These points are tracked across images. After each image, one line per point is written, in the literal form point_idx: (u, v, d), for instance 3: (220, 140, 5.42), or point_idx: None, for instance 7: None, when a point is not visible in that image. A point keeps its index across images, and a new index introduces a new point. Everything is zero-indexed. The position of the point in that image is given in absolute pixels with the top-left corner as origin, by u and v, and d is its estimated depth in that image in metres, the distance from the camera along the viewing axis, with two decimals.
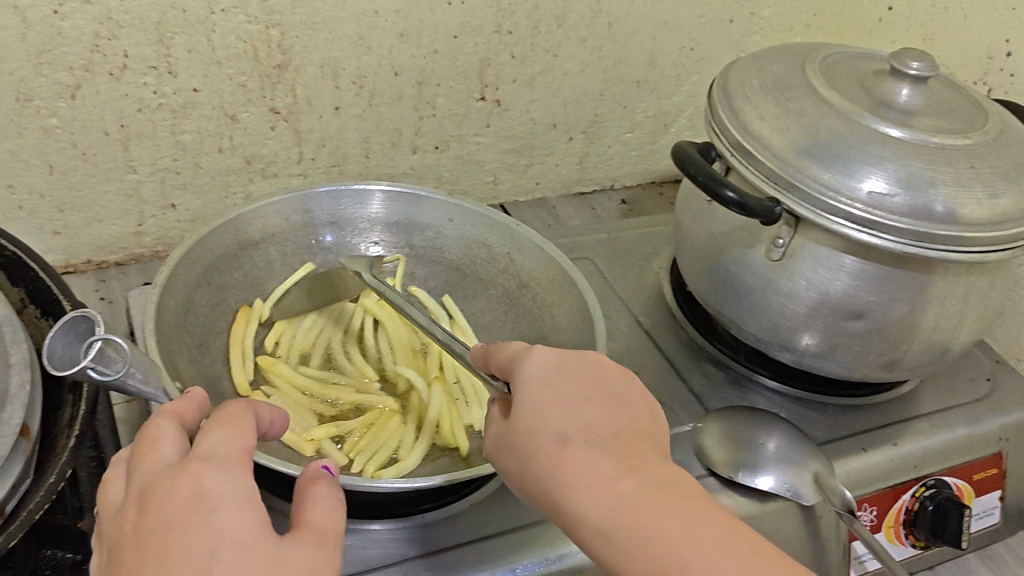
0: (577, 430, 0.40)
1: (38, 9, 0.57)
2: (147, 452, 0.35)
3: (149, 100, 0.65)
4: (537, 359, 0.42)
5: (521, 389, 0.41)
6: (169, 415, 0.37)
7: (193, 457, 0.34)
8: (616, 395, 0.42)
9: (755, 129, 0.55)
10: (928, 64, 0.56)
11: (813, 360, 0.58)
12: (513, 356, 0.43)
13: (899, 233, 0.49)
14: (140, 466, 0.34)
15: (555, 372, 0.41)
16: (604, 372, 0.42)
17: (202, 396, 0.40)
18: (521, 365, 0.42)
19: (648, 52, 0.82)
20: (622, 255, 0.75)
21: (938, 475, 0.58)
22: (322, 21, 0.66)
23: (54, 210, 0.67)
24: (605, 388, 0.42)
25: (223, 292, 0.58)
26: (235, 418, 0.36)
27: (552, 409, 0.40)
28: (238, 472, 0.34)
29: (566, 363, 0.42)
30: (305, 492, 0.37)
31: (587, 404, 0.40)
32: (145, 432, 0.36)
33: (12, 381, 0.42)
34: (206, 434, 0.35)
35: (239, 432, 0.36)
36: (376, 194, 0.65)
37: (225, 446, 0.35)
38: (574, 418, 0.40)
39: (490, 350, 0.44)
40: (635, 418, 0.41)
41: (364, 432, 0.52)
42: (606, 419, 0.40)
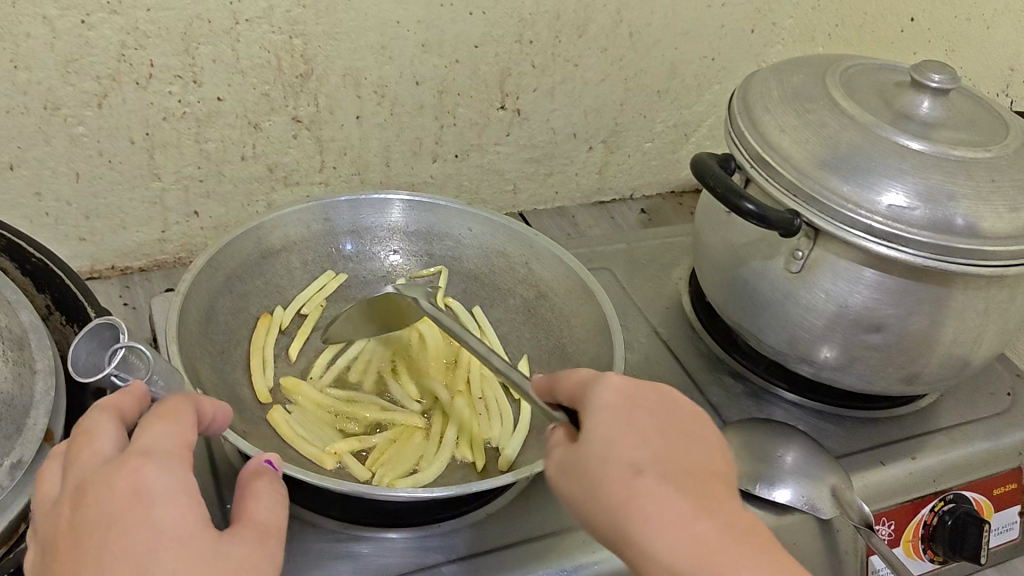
0: (652, 461, 0.38)
1: (66, 20, 0.58)
2: (84, 447, 0.35)
3: (174, 109, 0.65)
4: (613, 388, 0.40)
5: (594, 415, 0.39)
6: (109, 409, 0.37)
7: (132, 452, 0.34)
8: (691, 432, 0.40)
9: (774, 141, 0.54)
10: (949, 76, 0.56)
11: (832, 373, 0.58)
12: (585, 384, 0.41)
13: (919, 246, 0.49)
14: (77, 460, 0.34)
15: (632, 402, 0.40)
16: (679, 410, 0.41)
17: (144, 389, 0.39)
18: (595, 392, 0.40)
19: (669, 61, 0.82)
20: (641, 265, 0.75)
21: (956, 490, 0.57)
22: (345, 31, 0.67)
23: (80, 217, 0.69)
24: (680, 424, 0.40)
25: (244, 299, 0.59)
26: (176, 411, 0.37)
27: (626, 437, 0.38)
28: (176, 467, 0.34)
29: (641, 394, 0.41)
30: (246, 487, 0.37)
31: (662, 436, 0.39)
32: (84, 426, 0.36)
33: (37, 387, 0.43)
34: (146, 428, 0.35)
35: (179, 426, 0.36)
36: (396, 203, 0.65)
37: (166, 440, 0.35)
38: (651, 450, 0.38)
39: (557, 376, 0.43)
40: (708, 457, 0.39)
41: (387, 446, 0.53)
42: (681, 454, 0.38)
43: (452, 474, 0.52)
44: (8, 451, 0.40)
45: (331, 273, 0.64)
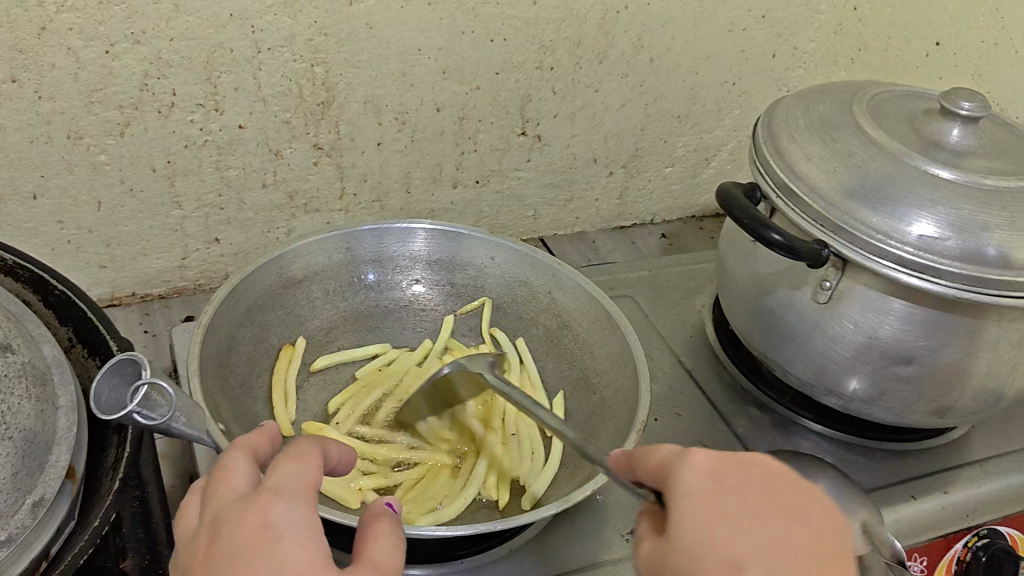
0: (753, 554, 0.31)
1: (89, 50, 0.58)
2: (219, 483, 0.34)
3: (196, 137, 0.65)
4: (692, 467, 0.34)
5: (678, 504, 0.33)
6: (241, 447, 0.36)
7: (262, 489, 0.33)
8: (800, 508, 0.33)
9: (801, 170, 0.54)
10: (980, 104, 0.55)
11: (860, 405, 0.57)
12: (667, 462, 0.35)
13: (952, 277, 0.48)
14: (212, 494, 0.33)
15: (720, 482, 0.34)
16: (786, 479, 0.34)
17: (274, 430, 0.39)
18: (675, 474, 0.34)
19: (690, 87, 0.81)
20: (664, 293, 0.74)
21: (988, 526, 0.57)
22: (367, 59, 0.67)
23: (101, 244, 0.69)
24: (785, 498, 0.33)
25: (266, 330, 0.58)
26: (304, 451, 0.35)
27: (720, 528, 0.32)
28: (304, 507, 0.32)
29: (734, 468, 0.34)
30: (365, 527, 0.35)
31: (760, 520, 0.32)
32: (220, 463, 0.35)
33: (60, 423, 0.43)
34: (276, 468, 0.34)
35: (309, 467, 0.34)
36: (419, 233, 0.65)
37: (293, 480, 0.33)
38: (745, 541, 0.31)
39: (638, 455, 0.37)
40: (823, 534, 0.32)
41: (413, 486, 0.52)
42: (788, 538, 0.31)
43: (474, 514, 0.52)
44: (31, 488, 0.40)
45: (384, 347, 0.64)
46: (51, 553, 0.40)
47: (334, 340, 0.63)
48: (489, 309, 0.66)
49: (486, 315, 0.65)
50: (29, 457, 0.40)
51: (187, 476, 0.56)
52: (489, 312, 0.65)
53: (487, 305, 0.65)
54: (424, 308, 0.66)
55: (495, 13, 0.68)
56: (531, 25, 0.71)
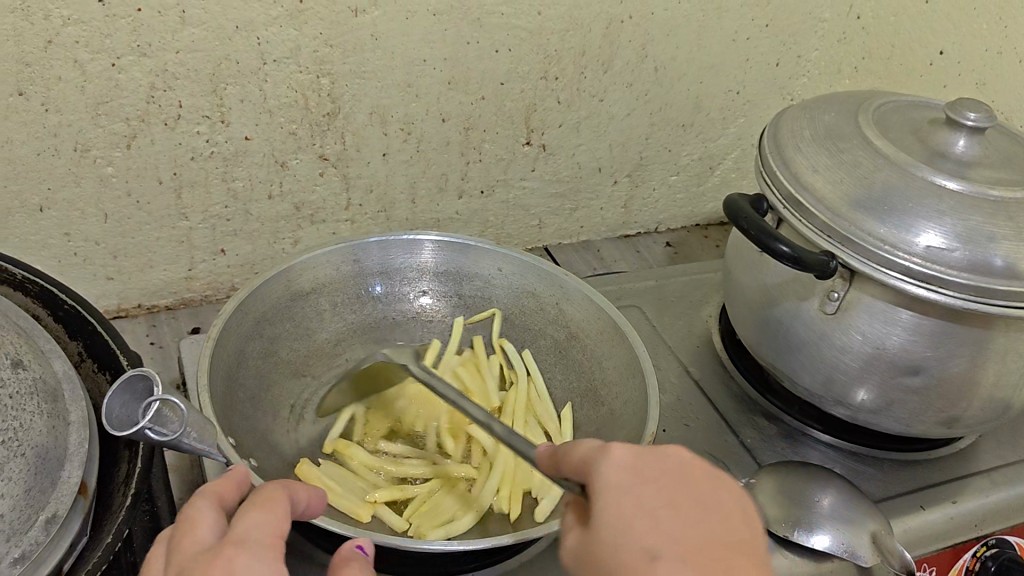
0: (668, 543, 0.31)
1: (97, 63, 0.58)
2: (185, 534, 0.34)
3: (202, 149, 0.66)
4: (613, 460, 0.34)
5: (598, 497, 0.33)
6: (208, 495, 0.36)
7: (227, 541, 0.33)
8: (710, 500, 0.33)
9: (808, 182, 0.54)
10: (986, 115, 0.55)
11: (868, 415, 0.57)
12: (587, 455, 0.35)
13: (960, 288, 0.48)
14: (178, 546, 0.34)
15: (638, 474, 0.34)
16: (696, 473, 0.34)
17: (242, 474, 0.39)
18: (595, 466, 0.34)
19: (694, 95, 0.82)
20: (671, 302, 0.74)
21: (998, 534, 0.57)
22: (373, 70, 0.67)
23: (108, 256, 0.69)
24: (696, 492, 0.33)
25: (274, 343, 0.59)
26: (271, 500, 0.36)
27: (638, 519, 0.32)
28: (270, 557, 0.33)
29: (652, 461, 0.34)
30: None
31: (673, 512, 0.32)
32: (186, 513, 0.35)
33: (71, 439, 0.43)
34: (243, 517, 0.34)
35: (276, 516, 0.35)
36: (426, 244, 0.65)
37: (259, 530, 0.34)
38: (661, 531, 0.32)
39: (559, 449, 0.37)
40: (730, 523, 0.33)
41: (426, 500, 0.52)
42: (702, 529, 0.32)
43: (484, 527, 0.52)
44: (43, 505, 0.40)
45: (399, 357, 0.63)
46: (64, 570, 0.40)
47: (341, 352, 0.63)
48: (498, 321, 0.66)
49: (495, 326, 0.65)
50: (40, 474, 0.40)
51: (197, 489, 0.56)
52: (498, 324, 0.65)
53: (498, 316, 0.65)
54: (430, 319, 0.67)
55: (500, 23, 0.69)
56: (536, 35, 0.71)
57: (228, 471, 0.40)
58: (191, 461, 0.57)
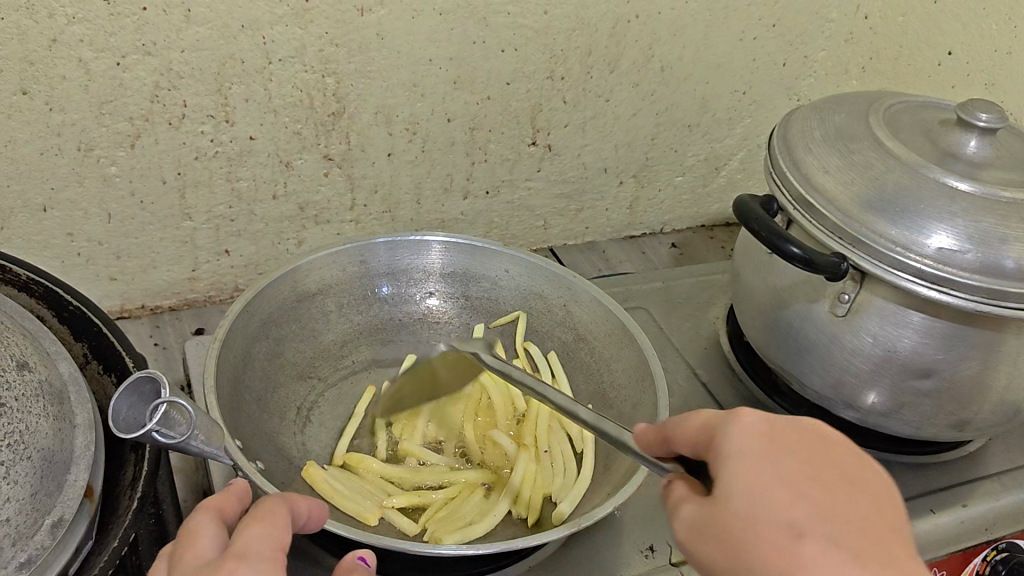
0: (811, 514, 0.30)
1: (102, 62, 0.58)
2: (185, 547, 0.34)
3: (207, 148, 0.65)
4: (746, 427, 0.33)
5: (726, 463, 0.32)
6: (208, 509, 0.36)
7: (227, 554, 0.33)
8: (851, 475, 0.32)
9: (819, 183, 0.53)
10: (998, 115, 0.55)
11: (877, 418, 0.57)
12: (711, 424, 0.35)
13: (972, 290, 0.48)
14: (179, 561, 0.33)
15: (772, 442, 0.32)
16: (834, 447, 0.33)
17: (241, 488, 0.39)
18: (725, 434, 0.33)
19: (700, 96, 0.81)
20: (678, 304, 0.74)
21: (1009, 538, 0.57)
22: (378, 70, 0.66)
23: (111, 257, 0.68)
24: (835, 466, 0.32)
25: (280, 344, 0.58)
26: (270, 511, 0.36)
27: (774, 487, 0.31)
28: (271, 569, 0.32)
29: (785, 432, 0.33)
30: None
31: (813, 483, 0.31)
32: (186, 528, 0.35)
33: (77, 442, 0.42)
34: (242, 530, 0.34)
35: (275, 528, 0.35)
36: (434, 245, 0.64)
37: (260, 542, 0.34)
38: (802, 501, 0.30)
39: (671, 426, 0.37)
40: (874, 498, 0.31)
41: (446, 504, 0.52)
42: (846, 502, 0.30)
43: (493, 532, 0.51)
44: (49, 508, 0.39)
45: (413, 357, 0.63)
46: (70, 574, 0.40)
47: (348, 354, 0.63)
48: (524, 324, 0.65)
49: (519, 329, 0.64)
50: (46, 477, 0.40)
51: (202, 492, 0.55)
52: (523, 326, 0.65)
53: (523, 318, 0.64)
54: (438, 320, 0.66)
55: (507, 23, 0.68)
56: (542, 35, 0.70)
57: (230, 486, 0.40)
58: (197, 463, 0.57)
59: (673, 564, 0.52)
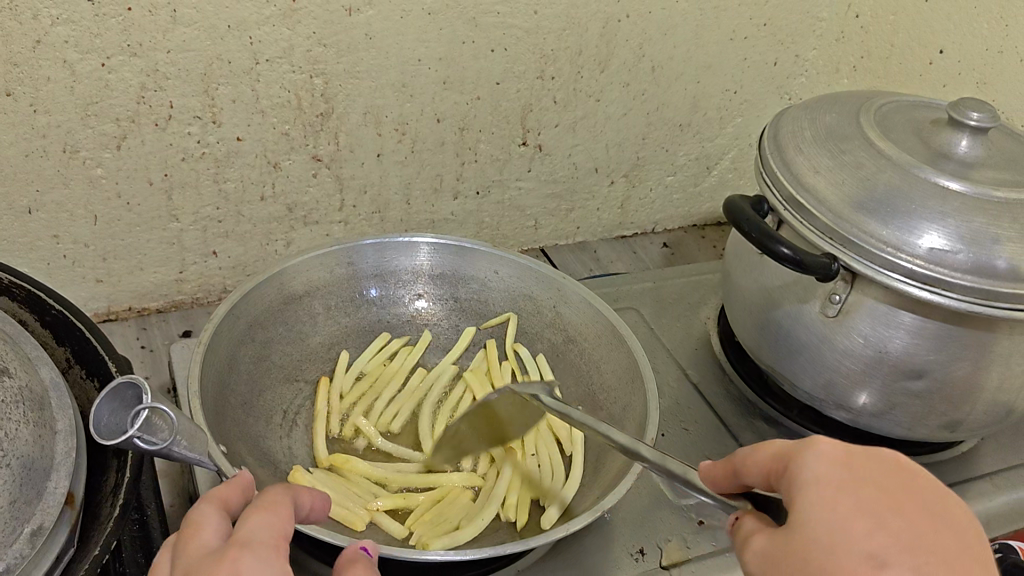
0: (897, 550, 0.28)
1: (86, 63, 0.57)
2: (190, 537, 0.33)
3: (193, 150, 0.64)
4: (822, 455, 0.32)
5: (805, 494, 0.31)
6: (213, 500, 0.35)
7: (231, 544, 0.32)
8: (932, 506, 0.30)
9: (809, 183, 0.53)
10: (989, 114, 0.54)
11: (869, 419, 0.57)
12: (785, 452, 0.33)
13: (963, 290, 0.48)
14: (180, 551, 0.33)
15: (852, 472, 0.31)
16: (912, 476, 0.32)
17: (247, 478, 0.38)
18: (801, 460, 0.32)
19: (691, 95, 0.81)
20: (668, 304, 0.73)
21: (1001, 539, 0.56)
22: (366, 69, 0.66)
23: (98, 259, 0.68)
24: (917, 498, 0.31)
25: (267, 347, 0.58)
26: (273, 502, 0.35)
27: (858, 520, 0.29)
28: (273, 560, 0.31)
29: (866, 462, 0.32)
30: None
31: (899, 517, 0.30)
32: (190, 517, 0.34)
33: (58, 449, 0.42)
34: (246, 519, 0.33)
35: (279, 518, 0.34)
36: (422, 247, 0.64)
37: (263, 531, 0.33)
38: (887, 535, 0.29)
39: (738, 456, 0.35)
40: (952, 534, 0.30)
41: (431, 507, 0.51)
42: (926, 540, 0.29)
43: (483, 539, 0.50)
44: (29, 516, 0.39)
45: (387, 336, 0.64)
46: None
47: (336, 356, 0.62)
48: (514, 326, 0.64)
49: (513, 330, 0.64)
50: (26, 485, 0.39)
51: (189, 497, 0.55)
52: (513, 328, 0.64)
53: (514, 319, 0.64)
54: (426, 322, 0.66)
55: (496, 23, 0.68)
56: (532, 34, 0.70)
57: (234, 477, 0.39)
58: (183, 467, 0.56)
59: (664, 567, 0.51)
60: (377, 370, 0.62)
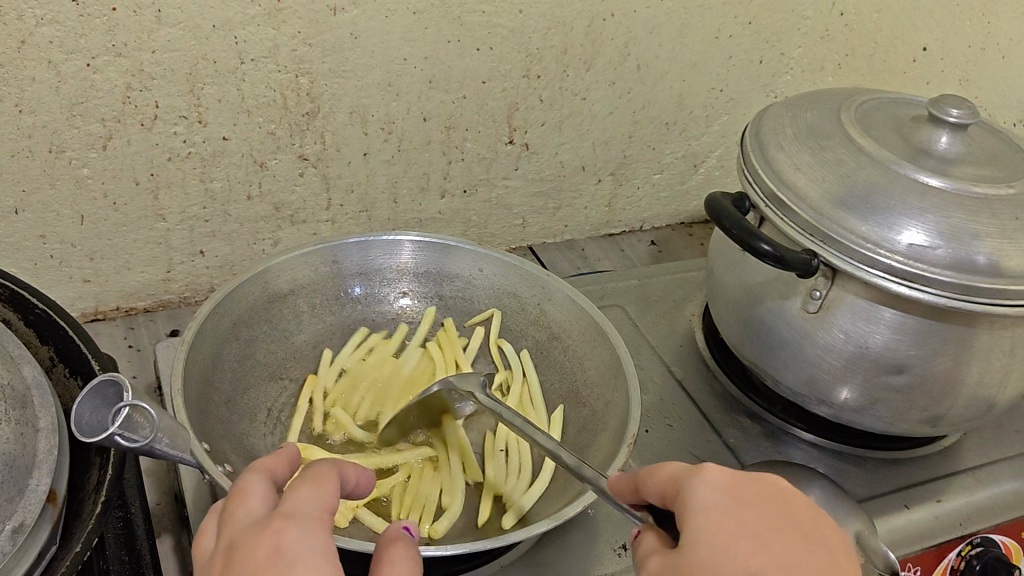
0: (773, 568, 0.31)
1: (71, 63, 0.57)
2: (236, 506, 0.33)
3: (179, 149, 0.65)
4: (709, 481, 0.34)
5: (694, 518, 0.33)
6: (259, 471, 0.35)
7: (277, 514, 0.32)
8: (805, 527, 0.33)
9: (789, 179, 0.53)
10: (969, 111, 0.55)
11: (851, 414, 0.57)
12: (677, 477, 0.35)
13: (942, 286, 0.48)
14: (227, 519, 0.33)
15: (732, 496, 0.34)
16: (788, 497, 0.34)
17: (293, 451, 0.38)
18: (690, 486, 0.34)
19: (677, 94, 0.81)
20: (654, 301, 0.74)
21: (983, 533, 0.56)
22: (352, 69, 0.66)
23: (84, 258, 0.68)
24: (798, 522, 0.33)
25: (251, 346, 0.58)
26: (322, 475, 0.35)
27: (737, 543, 0.32)
28: (319, 533, 0.32)
29: (747, 485, 0.34)
30: (382, 553, 0.34)
31: (776, 537, 0.32)
32: (236, 486, 0.34)
33: (40, 446, 0.42)
34: (292, 490, 0.33)
35: (326, 492, 0.34)
36: (406, 245, 0.64)
37: (309, 504, 0.33)
38: (766, 555, 0.31)
39: (640, 474, 0.37)
40: (827, 554, 0.32)
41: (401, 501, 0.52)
42: (802, 557, 0.31)
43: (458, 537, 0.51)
44: (10, 513, 0.39)
45: (365, 331, 0.64)
46: None
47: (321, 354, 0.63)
48: (499, 322, 0.64)
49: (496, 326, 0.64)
50: (8, 482, 0.39)
51: (175, 495, 0.55)
52: (497, 324, 0.64)
53: (498, 315, 0.64)
54: (411, 319, 0.66)
55: (482, 22, 0.68)
56: (517, 34, 0.70)
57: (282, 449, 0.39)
58: (169, 466, 0.56)
59: None
60: (357, 365, 0.62)
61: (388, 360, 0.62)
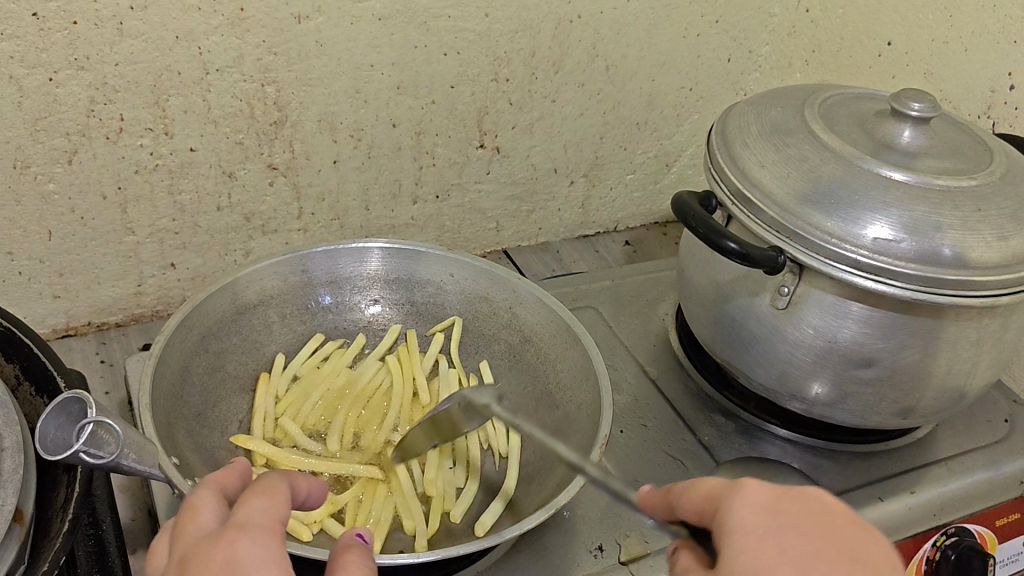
0: None
1: (33, 78, 0.57)
2: (188, 522, 0.33)
3: (146, 161, 0.64)
4: (746, 499, 0.31)
5: (729, 542, 0.30)
6: (210, 485, 0.35)
7: (228, 526, 0.32)
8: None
9: (755, 176, 0.54)
10: (930, 104, 0.55)
11: (823, 409, 0.57)
12: (714, 496, 0.33)
13: (908, 279, 0.48)
14: (178, 533, 0.33)
15: (773, 516, 0.30)
16: (839, 518, 0.30)
17: (244, 465, 0.38)
18: (729, 505, 0.31)
19: (648, 93, 0.81)
20: (627, 301, 0.74)
21: (958, 523, 0.57)
22: (319, 77, 0.66)
23: (54, 274, 0.67)
24: None
25: (221, 358, 0.58)
26: (274, 487, 0.35)
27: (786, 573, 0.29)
28: (270, 542, 0.31)
29: (793, 505, 0.31)
30: (338, 561, 0.34)
31: None
32: (187, 501, 0.34)
33: (5, 465, 0.41)
34: (243, 503, 0.33)
35: (278, 503, 0.34)
36: (375, 252, 0.64)
37: (260, 514, 0.33)
38: None
39: (677, 492, 0.34)
40: None
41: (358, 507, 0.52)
42: None
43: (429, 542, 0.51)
44: None
45: (319, 337, 0.63)
46: None
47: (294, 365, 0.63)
48: (459, 330, 0.65)
49: (458, 334, 0.65)
50: None
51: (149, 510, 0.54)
52: (459, 331, 0.65)
53: (459, 324, 0.65)
54: (382, 328, 0.66)
55: (448, 26, 0.68)
56: (484, 37, 0.70)
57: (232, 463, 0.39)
58: (142, 481, 0.56)
59: (622, 562, 0.52)
60: (311, 373, 0.62)
61: (342, 370, 0.62)
